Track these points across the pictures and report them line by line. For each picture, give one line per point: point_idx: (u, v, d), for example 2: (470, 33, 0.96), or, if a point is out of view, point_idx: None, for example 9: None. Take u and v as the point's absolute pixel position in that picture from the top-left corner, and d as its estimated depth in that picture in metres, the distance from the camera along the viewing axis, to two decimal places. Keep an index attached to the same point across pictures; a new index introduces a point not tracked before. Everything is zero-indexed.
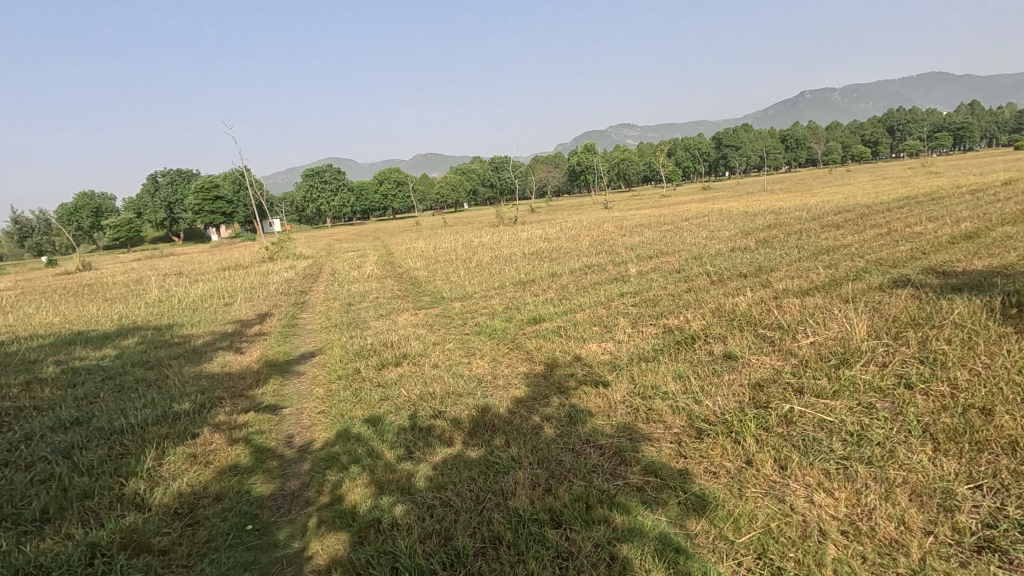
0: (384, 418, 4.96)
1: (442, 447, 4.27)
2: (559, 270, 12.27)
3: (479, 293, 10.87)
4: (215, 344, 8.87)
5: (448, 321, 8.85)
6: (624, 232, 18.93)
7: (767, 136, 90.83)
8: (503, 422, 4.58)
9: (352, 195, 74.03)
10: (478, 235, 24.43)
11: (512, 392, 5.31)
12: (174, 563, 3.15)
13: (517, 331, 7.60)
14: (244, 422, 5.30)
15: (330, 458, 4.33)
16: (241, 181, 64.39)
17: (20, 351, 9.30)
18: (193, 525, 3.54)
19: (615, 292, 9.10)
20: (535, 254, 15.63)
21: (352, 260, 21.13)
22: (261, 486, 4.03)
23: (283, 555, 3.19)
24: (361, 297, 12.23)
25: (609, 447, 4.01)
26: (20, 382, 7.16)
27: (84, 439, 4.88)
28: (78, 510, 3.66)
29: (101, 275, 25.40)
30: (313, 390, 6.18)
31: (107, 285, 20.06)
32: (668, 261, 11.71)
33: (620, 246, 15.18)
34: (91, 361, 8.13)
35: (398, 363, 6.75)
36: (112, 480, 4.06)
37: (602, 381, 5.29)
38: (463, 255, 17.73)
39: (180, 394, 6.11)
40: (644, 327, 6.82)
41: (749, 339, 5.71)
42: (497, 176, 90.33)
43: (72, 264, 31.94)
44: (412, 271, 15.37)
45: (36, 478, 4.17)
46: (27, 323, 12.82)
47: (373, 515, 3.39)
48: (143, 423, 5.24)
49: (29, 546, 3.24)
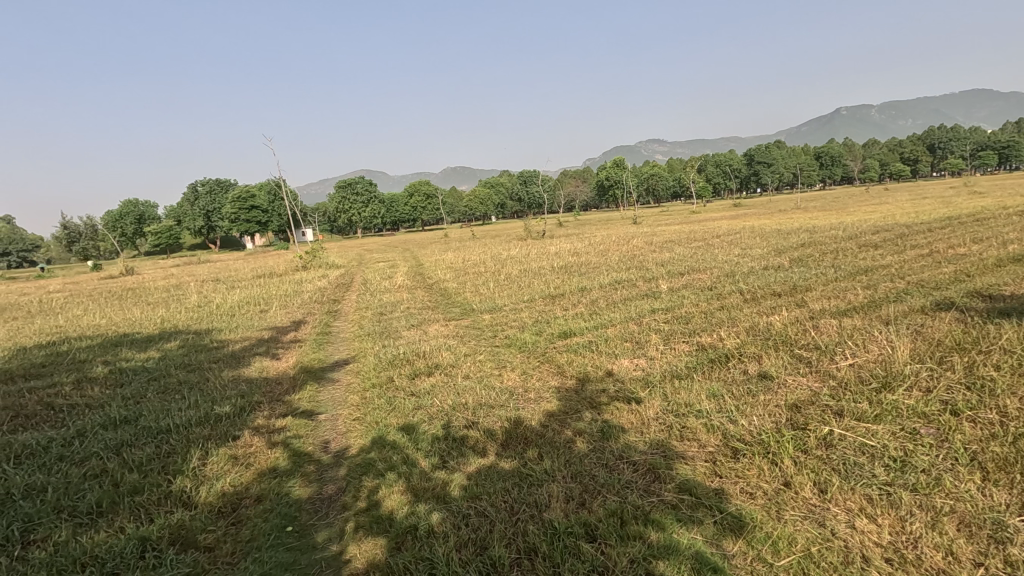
0: (418, 427, 5.04)
1: (476, 457, 4.32)
2: (589, 285, 12.28)
3: (508, 305, 10.96)
4: (253, 349, 9.14)
5: (479, 333, 8.95)
6: (654, 248, 18.83)
7: (801, 153, 89.45)
8: (536, 435, 4.61)
9: (383, 206, 75.39)
10: (507, 248, 24.60)
11: (543, 405, 5.34)
12: (219, 560, 3.26)
13: (548, 344, 7.64)
14: (282, 427, 5.45)
15: (365, 464, 4.42)
16: (277, 192, 66.23)
17: (71, 351, 9.77)
18: (236, 524, 3.66)
19: (646, 308, 9.08)
20: (564, 268, 15.68)
21: (383, 270, 21.55)
22: (299, 489, 4.14)
23: (321, 557, 3.27)
24: (393, 307, 12.45)
25: (643, 463, 4.00)
26: (71, 380, 7.51)
27: (133, 437, 5.09)
28: (129, 505, 3.83)
29: (144, 279, 26.44)
30: (348, 397, 6.32)
31: (150, 289, 20.90)
32: (700, 278, 11.61)
33: (650, 262, 15.10)
34: (137, 362, 8.47)
35: (430, 373, 6.85)
36: (160, 477, 4.22)
37: (635, 398, 5.28)
38: (492, 267, 17.89)
39: (221, 397, 6.31)
40: (676, 344, 6.79)
41: (784, 358, 5.64)
42: (525, 190, 90.91)
43: (118, 268, 33.46)
44: (442, 283, 15.58)
45: (89, 473, 4.37)
46: (76, 324, 13.47)
47: (410, 522, 3.45)
48: (188, 424, 5.44)
49: (85, 538, 3.40)
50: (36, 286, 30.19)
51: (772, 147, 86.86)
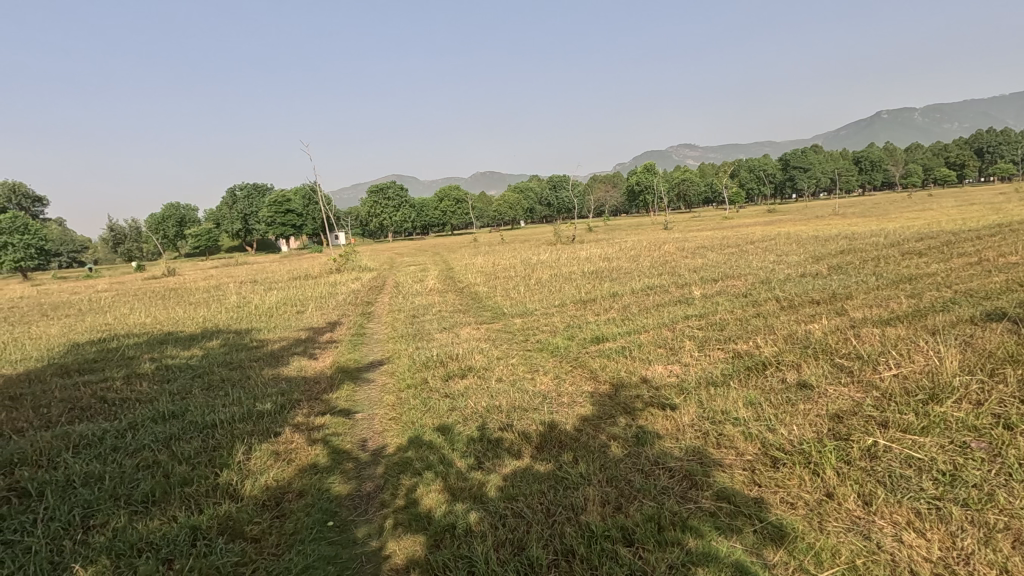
0: (453, 428, 5.10)
1: (511, 459, 4.36)
2: (621, 290, 12.22)
3: (539, 310, 10.98)
4: (291, 349, 9.39)
5: (510, 337, 9.00)
6: (686, 254, 18.61)
7: (839, 158, 87.11)
8: (570, 439, 4.62)
9: (413, 210, 76.22)
10: (537, 253, 24.66)
11: (577, 409, 5.35)
12: (266, 551, 3.38)
13: (580, 349, 7.63)
14: (321, 424, 5.59)
15: (403, 463, 4.51)
16: (312, 196, 67.77)
17: (120, 347, 10.21)
18: (280, 517, 3.77)
19: (680, 314, 8.99)
20: (595, 273, 15.64)
21: (415, 273, 21.85)
22: (339, 486, 4.24)
23: (362, 552, 3.35)
24: (425, 310, 12.61)
25: (679, 469, 3.98)
26: (122, 375, 7.86)
27: (181, 431, 5.30)
28: (179, 495, 3.99)
29: (187, 280, 27.36)
30: (384, 397, 6.44)
31: (191, 289, 21.65)
32: (734, 285, 11.43)
33: (682, 268, 14.95)
34: (182, 359, 8.79)
35: (464, 375, 6.93)
36: (208, 470, 4.40)
37: (670, 404, 5.24)
38: (522, 271, 17.97)
39: (262, 395, 6.52)
40: (712, 351, 6.70)
41: (825, 367, 5.51)
42: (555, 195, 90.90)
43: (161, 269, 34.81)
44: (473, 286, 15.73)
45: (142, 464, 4.58)
46: (124, 321, 14.07)
47: (448, 521, 3.51)
48: (231, 419, 5.63)
49: (140, 525, 3.58)
50: (87, 285, 31.67)
51: (808, 151, 84.81)
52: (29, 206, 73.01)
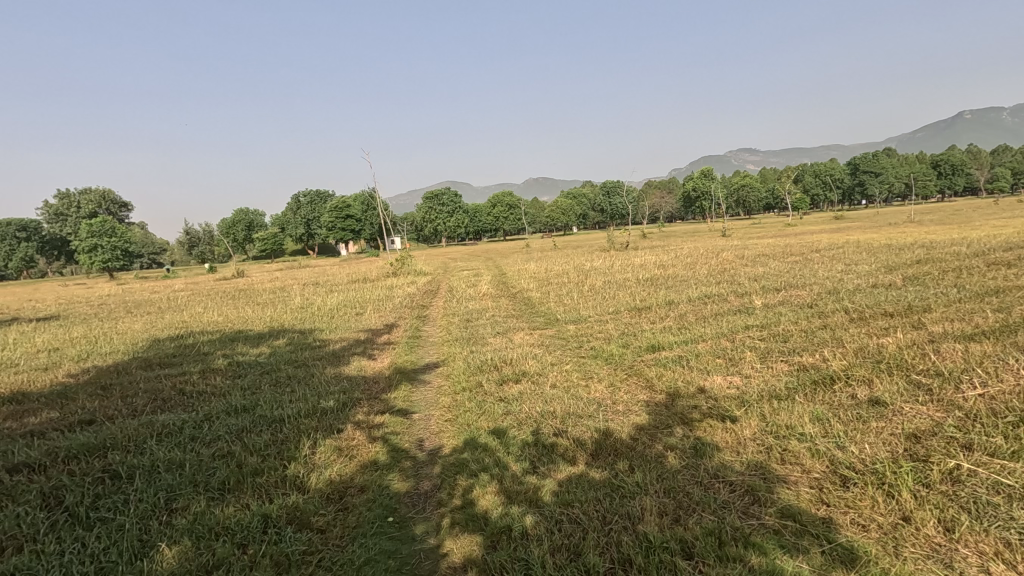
0: (508, 432, 5.15)
1: (565, 464, 4.37)
2: (676, 298, 11.97)
3: (593, 317, 10.90)
4: (351, 349, 9.74)
5: (564, 344, 8.98)
6: (746, 262, 17.98)
7: (916, 162, 81.82)
8: (626, 447, 4.57)
9: (467, 216, 77.31)
10: (590, 259, 24.49)
11: (632, 418, 5.28)
12: (331, 541, 3.53)
13: (635, 357, 7.53)
14: (380, 423, 5.78)
15: (459, 464, 4.59)
16: (370, 202, 70.02)
17: (195, 344, 10.91)
18: (343, 510, 3.93)
19: (740, 323, 8.71)
20: (650, 280, 15.38)
21: (469, 278, 22.18)
22: (397, 483, 4.37)
23: (420, 549, 3.44)
24: (478, 314, 12.77)
25: (740, 484, 3.86)
26: (198, 370, 8.40)
27: (251, 424, 5.62)
28: (251, 484, 4.24)
29: (253, 281, 28.87)
30: (440, 399, 6.57)
31: (259, 291, 22.87)
32: (799, 295, 10.95)
33: (741, 276, 14.47)
34: (251, 357, 9.30)
35: (517, 380, 6.98)
36: (277, 462, 4.64)
37: (730, 416, 5.08)
38: (575, 277, 17.91)
39: (325, 392, 6.80)
40: (774, 363, 6.46)
41: (900, 384, 5.20)
42: (608, 201, 90.05)
43: (231, 270, 36.91)
44: (526, 292, 15.80)
45: (217, 453, 4.89)
46: (199, 319, 15.01)
47: (505, 523, 3.55)
48: (297, 415, 5.91)
49: (217, 510, 3.82)
50: (166, 285, 34.01)
51: (881, 155, 80.18)
52: (117, 211, 79.16)
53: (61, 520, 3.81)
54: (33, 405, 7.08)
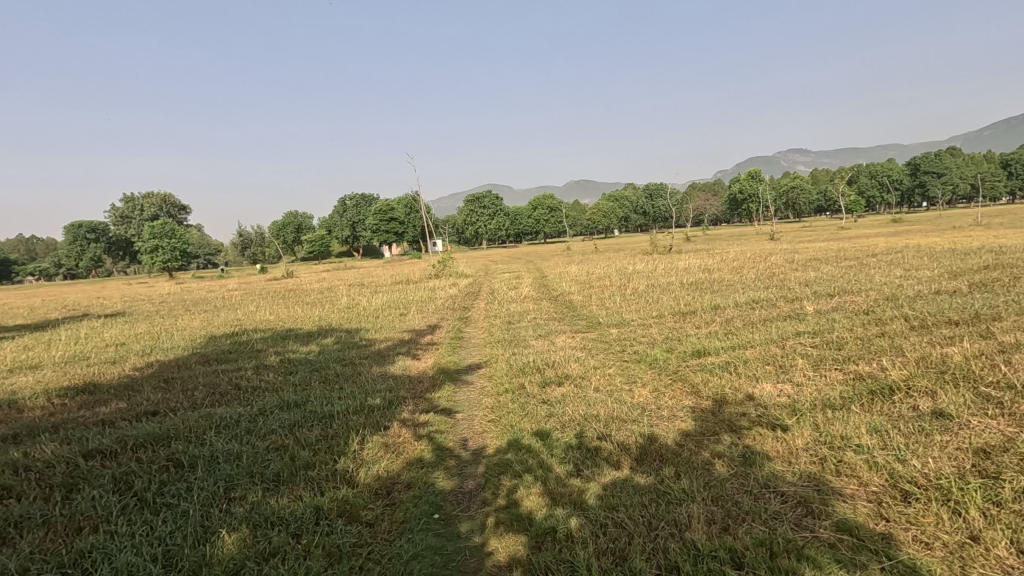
0: (551, 434, 5.16)
1: (610, 468, 4.34)
2: (723, 303, 11.69)
3: (636, 321, 10.77)
4: (396, 349, 9.95)
5: (606, 347, 8.92)
6: (797, 266, 17.36)
7: (983, 162, 77.19)
8: (671, 453, 4.50)
9: (508, 219, 77.67)
10: (633, 262, 24.21)
11: (678, 424, 5.20)
12: (380, 535, 3.62)
13: (680, 362, 7.40)
14: (425, 421, 5.88)
15: (503, 464, 4.63)
16: (413, 205, 71.27)
17: (249, 341, 11.38)
18: (391, 506, 4.03)
19: (790, 330, 8.43)
20: (695, 285, 15.07)
21: (510, 280, 22.29)
22: (443, 482, 4.45)
23: (466, 546, 3.49)
24: (520, 317, 12.81)
25: (793, 495, 3.74)
26: (252, 366, 8.76)
27: (302, 419, 5.83)
28: (304, 477, 4.40)
29: (302, 282, 29.87)
30: (483, 399, 6.64)
31: (307, 291, 23.68)
32: (854, 301, 10.51)
33: (792, 281, 13.99)
34: (301, 354, 9.63)
35: (560, 383, 6.97)
36: (327, 456, 4.80)
37: (780, 425, 4.93)
38: (618, 281, 17.73)
39: (372, 390, 6.98)
40: (828, 371, 6.22)
41: (966, 397, 4.92)
42: (651, 203, 88.73)
43: (281, 271, 38.31)
44: (568, 294, 15.76)
45: (271, 446, 5.09)
46: (252, 318, 15.66)
47: (549, 524, 3.56)
48: (346, 411, 6.09)
49: (273, 500, 3.99)
50: (221, 284, 35.60)
51: (944, 155, 75.96)
52: (176, 214, 83.46)
53: (131, 504, 4.06)
54: (103, 396, 7.54)
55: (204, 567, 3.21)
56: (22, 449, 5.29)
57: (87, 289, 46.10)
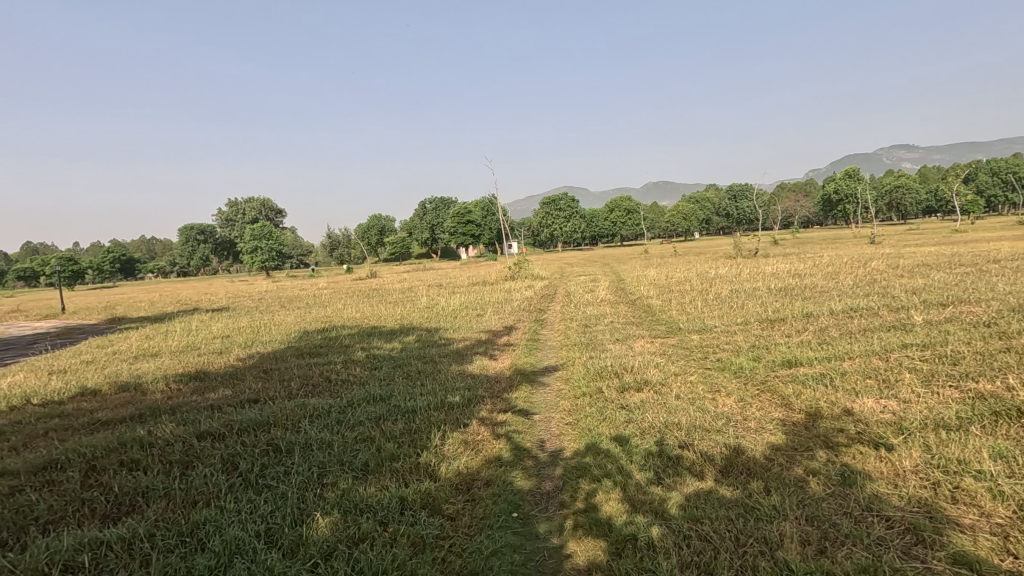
0: (630, 440, 5.06)
1: (693, 479, 4.19)
2: (816, 310, 10.94)
3: (719, 327, 10.31)
4: (474, 349, 10.16)
5: (687, 353, 8.62)
6: (903, 272, 15.92)
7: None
8: (760, 467, 4.28)
9: (583, 221, 77.14)
10: (715, 266, 23.25)
11: (767, 436, 4.93)
12: (461, 528, 3.72)
13: (769, 372, 7.01)
14: (503, 421, 5.96)
15: (581, 467, 4.61)
16: (490, 208, 72.48)
17: (338, 337, 12.07)
18: (471, 501, 4.12)
19: (895, 341, 7.75)
20: (784, 290, 14.23)
21: (586, 283, 22.13)
22: (521, 481, 4.49)
23: (544, 547, 3.51)
24: (596, 320, 12.67)
25: (900, 521, 3.43)
26: (341, 360, 9.28)
27: (387, 413, 6.09)
28: (389, 468, 4.60)
29: (385, 282, 31.30)
30: (560, 402, 6.64)
31: (390, 290, 24.78)
32: (971, 311, 9.48)
33: (896, 288, 12.86)
34: (385, 351, 10.07)
35: (639, 389, 6.82)
36: (411, 449, 4.99)
37: (884, 443, 4.55)
38: (699, 285, 17.09)
39: (452, 388, 7.16)
40: (941, 388, 5.66)
41: None
42: (734, 205, 84.88)
43: (366, 271, 40.38)
44: (646, 299, 15.40)
45: (359, 437, 5.37)
46: (340, 315, 16.60)
47: (630, 531, 3.50)
48: (427, 407, 6.30)
49: (361, 488, 4.20)
50: (312, 283, 38.04)
51: None
52: (275, 218, 90.17)
53: (238, 483, 4.44)
54: (212, 383, 8.28)
55: (301, 546, 3.44)
56: (147, 427, 5.92)
57: (196, 285, 50.63)
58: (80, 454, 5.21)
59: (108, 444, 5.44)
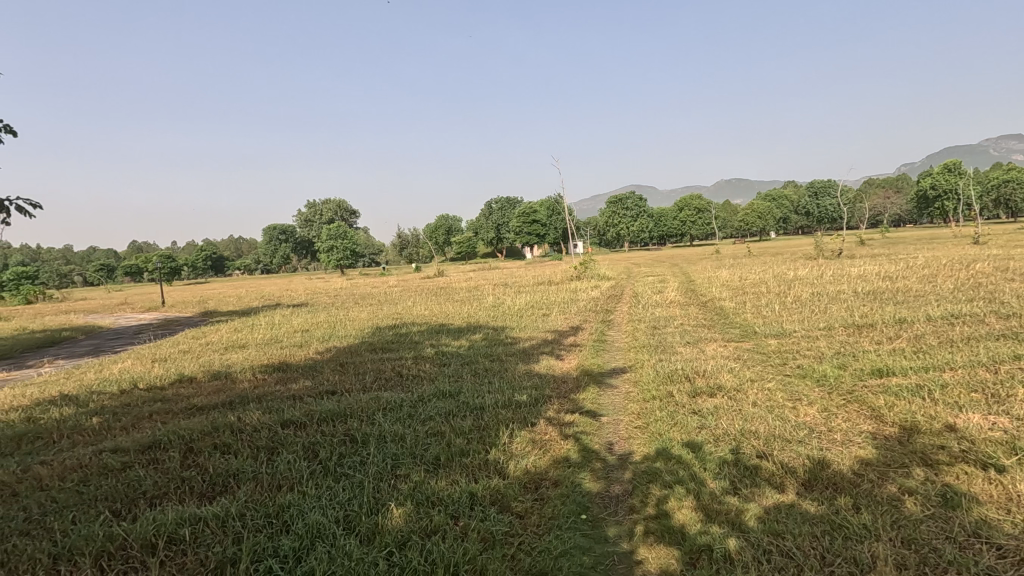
0: (704, 447, 4.88)
1: (773, 491, 3.98)
2: (910, 316, 10.11)
3: (799, 332, 9.75)
4: (540, 348, 10.16)
5: (764, 359, 8.21)
6: (1014, 276, 14.40)
7: None
8: (848, 483, 4.00)
9: (651, 221, 75.40)
10: (794, 267, 22.02)
11: (855, 450, 4.60)
12: (530, 527, 3.73)
13: (856, 382, 6.54)
14: (571, 421, 5.93)
15: (651, 472, 4.50)
16: (556, 208, 72.34)
17: (408, 333, 12.45)
18: (540, 500, 4.13)
19: (1005, 351, 7.02)
20: (873, 294, 13.25)
21: (654, 284, 21.61)
22: (590, 483, 4.45)
23: (614, 551, 3.46)
24: (665, 322, 12.33)
25: (1014, 551, 3.10)
26: (411, 356, 9.56)
27: (456, 409, 6.21)
28: (459, 463, 4.70)
29: (452, 281, 32.05)
30: (628, 405, 6.51)
31: (457, 289, 25.31)
32: None
33: (1005, 293, 11.65)
34: (453, 348, 10.28)
35: (712, 394, 6.57)
36: (480, 446, 5.06)
37: (993, 464, 4.13)
38: (777, 287, 16.24)
39: (519, 387, 7.20)
40: None
41: None
42: (816, 203, 80.08)
43: (434, 271, 41.47)
44: (718, 300, 14.81)
45: (430, 431, 5.51)
46: (410, 312, 17.13)
47: (705, 541, 3.38)
48: (496, 404, 6.38)
49: (433, 482, 4.31)
50: (384, 281, 39.53)
51: None
52: (349, 219, 94.40)
53: (318, 470, 4.69)
54: (294, 375, 8.77)
55: (377, 534, 3.58)
56: (237, 414, 6.36)
57: (277, 282, 54.05)
58: (180, 436, 5.68)
59: (204, 428, 5.89)
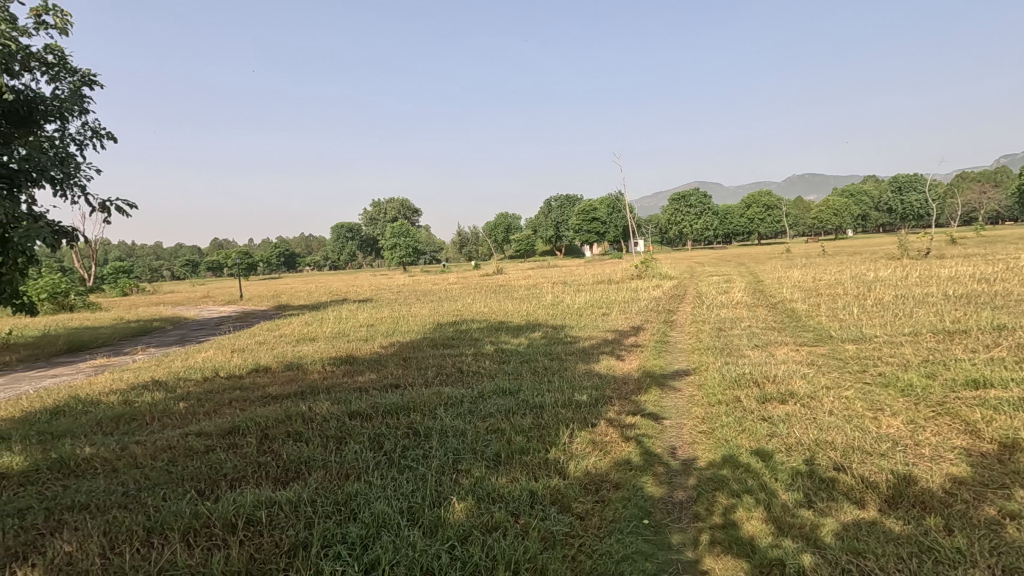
0: (775, 456, 4.65)
1: (852, 507, 3.74)
2: (1011, 322, 9.20)
3: (881, 337, 9.10)
4: (601, 348, 10.02)
5: (841, 365, 7.73)
6: None
7: None
8: (938, 502, 3.70)
9: (716, 219, 72.75)
10: (875, 267, 20.59)
11: (947, 467, 4.25)
12: (591, 529, 3.69)
13: (947, 393, 6.03)
14: (632, 423, 5.82)
15: (718, 480, 4.34)
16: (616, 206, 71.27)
17: (468, 330, 12.63)
18: (601, 502, 4.07)
19: None
20: (967, 298, 12.16)
21: (720, 284, 20.83)
22: (652, 488, 4.35)
23: (678, 559, 3.36)
24: (732, 324, 11.86)
25: None
26: (471, 353, 9.68)
27: (516, 406, 6.25)
28: (520, 461, 4.72)
29: (511, 279, 32.24)
30: (692, 409, 6.31)
31: (516, 287, 25.45)
32: None
33: None
34: (513, 346, 10.33)
35: (783, 401, 6.25)
36: (540, 445, 5.06)
37: None
38: (855, 289, 15.23)
39: (579, 386, 7.14)
40: None
41: None
42: (900, 199, 74.56)
43: (494, 269, 41.88)
44: (789, 302, 14.07)
45: (490, 428, 5.57)
46: (470, 309, 17.37)
47: (777, 555, 3.23)
48: (555, 403, 6.36)
49: (493, 478, 4.35)
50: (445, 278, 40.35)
51: None
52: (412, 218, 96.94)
53: (384, 461, 4.84)
54: (360, 367, 9.11)
55: (439, 527, 3.65)
56: (308, 404, 6.68)
57: (345, 278, 56.45)
58: (256, 423, 6.03)
59: (278, 415, 6.23)
